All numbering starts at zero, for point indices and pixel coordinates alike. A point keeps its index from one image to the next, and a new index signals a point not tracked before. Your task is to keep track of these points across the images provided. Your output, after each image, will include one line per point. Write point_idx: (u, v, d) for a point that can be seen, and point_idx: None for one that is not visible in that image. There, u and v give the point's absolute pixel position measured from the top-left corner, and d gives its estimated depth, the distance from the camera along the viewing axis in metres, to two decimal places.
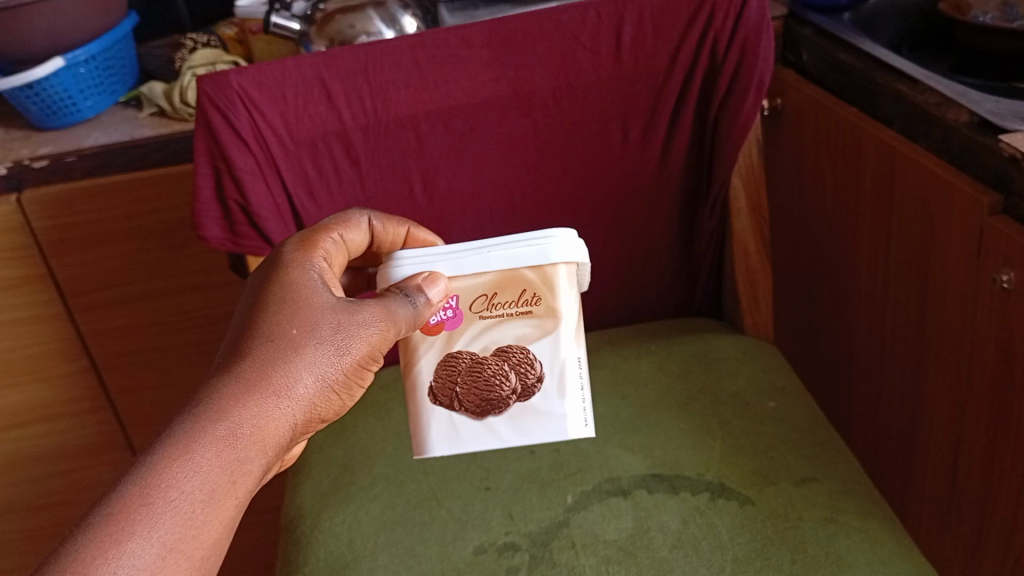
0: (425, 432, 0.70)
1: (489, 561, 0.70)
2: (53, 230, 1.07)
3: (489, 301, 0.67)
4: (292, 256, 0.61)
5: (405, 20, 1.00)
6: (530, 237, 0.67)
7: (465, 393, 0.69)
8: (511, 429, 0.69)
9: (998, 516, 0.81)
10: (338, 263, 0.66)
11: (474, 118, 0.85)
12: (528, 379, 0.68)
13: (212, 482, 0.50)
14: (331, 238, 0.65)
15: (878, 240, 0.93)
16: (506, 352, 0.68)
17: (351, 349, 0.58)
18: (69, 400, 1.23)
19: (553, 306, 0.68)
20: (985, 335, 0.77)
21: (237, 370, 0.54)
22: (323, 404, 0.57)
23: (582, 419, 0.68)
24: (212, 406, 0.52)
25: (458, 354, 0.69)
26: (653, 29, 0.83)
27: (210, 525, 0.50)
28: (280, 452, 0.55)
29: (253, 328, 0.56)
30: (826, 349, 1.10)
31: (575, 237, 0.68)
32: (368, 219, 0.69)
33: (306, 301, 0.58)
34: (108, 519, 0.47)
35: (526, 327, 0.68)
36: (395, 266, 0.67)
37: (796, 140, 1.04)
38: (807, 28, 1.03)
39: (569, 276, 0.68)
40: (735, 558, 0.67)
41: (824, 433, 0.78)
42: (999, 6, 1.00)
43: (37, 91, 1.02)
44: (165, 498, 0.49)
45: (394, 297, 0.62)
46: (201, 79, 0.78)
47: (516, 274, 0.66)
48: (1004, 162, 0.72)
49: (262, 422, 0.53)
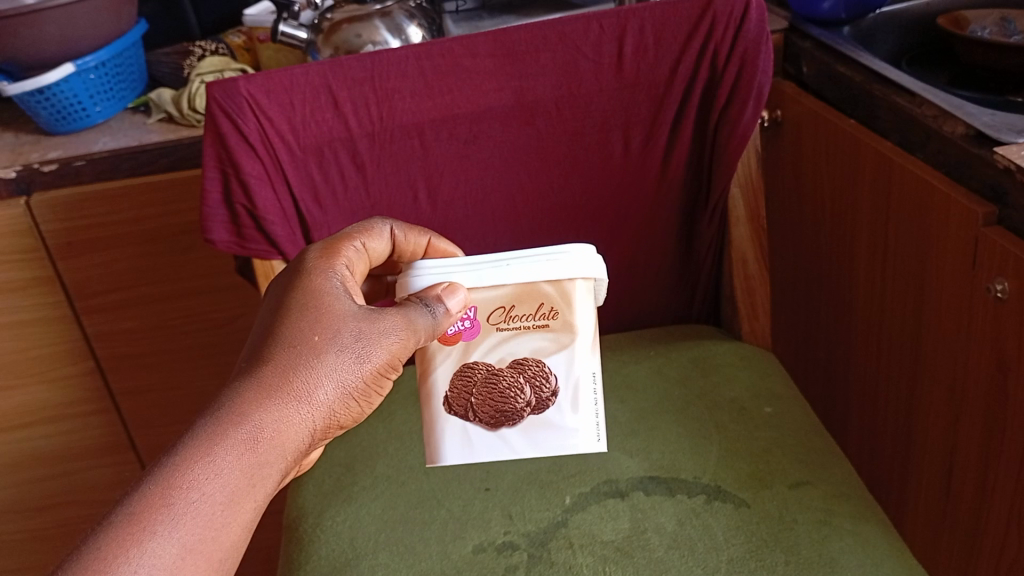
0: (438, 441, 0.71)
1: (487, 559, 0.71)
2: (61, 233, 1.09)
3: (506, 313, 0.69)
4: (315, 263, 0.62)
5: (410, 30, 1.01)
6: (547, 251, 0.68)
7: (479, 403, 0.70)
8: (524, 442, 0.70)
9: (992, 522, 0.82)
10: (360, 270, 0.67)
11: (478, 126, 0.86)
12: (543, 392, 0.69)
13: (232, 485, 0.51)
14: (353, 245, 0.66)
15: (875, 250, 0.94)
16: (521, 364, 0.70)
17: (371, 357, 0.59)
18: (73, 402, 1.24)
19: (570, 320, 0.69)
20: (980, 343, 0.78)
21: (259, 373, 0.55)
22: (342, 410, 0.58)
23: (595, 434, 0.69)
24: (233, 409, 0.53)
25: (474, 365, 0.70)
26: (654, 41, 0.84)
27: (229, 527, 0.51)
28: (299, 457, 0.56)
29: (275, 333, 0.57)
30: (823, 357, 1.11)
31: (592, 253, 0.69)
32: (390, 228, 0.70)
33: (328, 308, 0.59)
34: (130, 518, 0.48)
35: (542, 340, 0.70)
36: (414, 275, 0.67)
37: (795, 152, 1.06)
38: (807, 41, 1.05)
39: (586, 291, 0.69)
40: (730, 559, 0.68)
41: (820, 439, 0.79)
42: (997, 20, 1.02)
43: (47, 96, 1.04)
44: (186, 499, 0.50)
45: (415, 307, 0.62)
46: (211, 85, 0.79)
47: (534, 287, 0.68)
48: (1000, 174, 0.73)
49: (283, 426, 0.54)
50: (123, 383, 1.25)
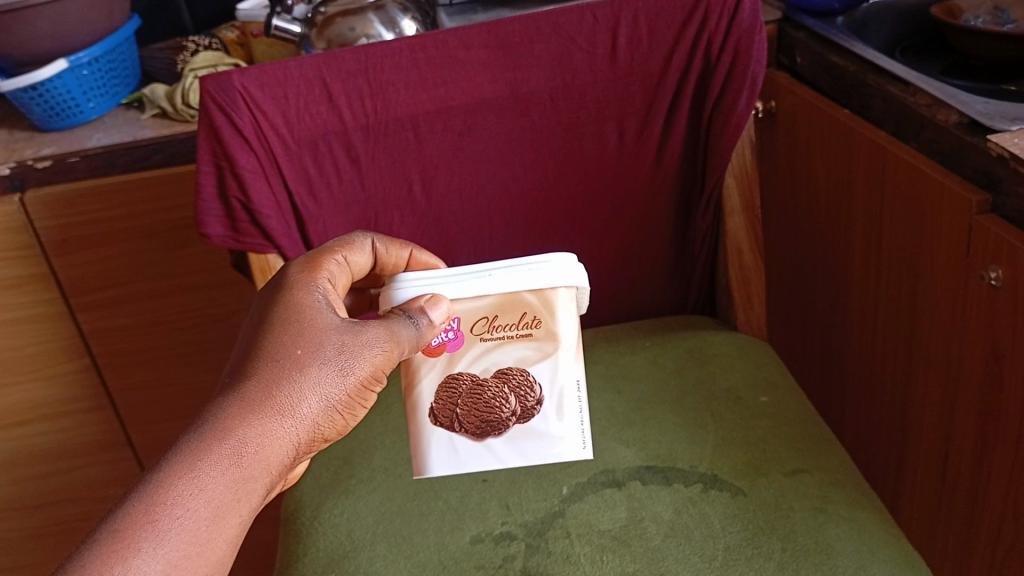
0: (424, 453, 0.71)
1: (485, 550, 0.71)
2: (56, 229, 1.08)
3: (490, 324, 0.69)
4: (297, 277, 0.62)
5: (404, 23, 1.01)
6: (529, 261, 0.68)
7: (465, 414, 0.70)
8: (509, 451, 0.70)
9: (988, 509, 0.82)
10: (342, 284, 0.67)
11: (472, 118, 0.86)
12: (528, 401, 0.69)
13: (216, 500, 0.51)
14: (335, 260, 0.66)
15: (869, 239, 0.94)
16: (506, 374, 0.70)
17: (356, 370, 0.58)
18: (69, 399, 1.24)
19: (553, 329, 0.69)
20: (974, 332, 0.79)
21: (242, 388, 0.55)
22: (326, 423, 0.58)
23: (580, 442, 0.69)
24: (217, 425, 0.53)
25: (458, 376, 0.70)
26: (648, 31, 0.84)
27: (214, 543, 0.51)
28: (284, 471, 0.56)
29: (258, 348, 0.57)
30: (819, 346, 1.11)
31: (573, 261, 0.70)
32: (371, 241, 0.70)
33: (311, 321, 0.59)
34: (114, 535, 0.48)
35: (526, 349, 0.70)
36: (397, 288, 0.67)
37: (789, 142, 1.06)
38: (801, 32, 1.05)
39: (568, 299, 0.69)
40: (726, 547, 0.68)
41: (816, 427, 0.79)
42: (991, 10, 1.02)
43: (41, 92, 1.04)
44: (171, 515, 0.50)
45: (398, 319, 0.62)
46: (204, 79, 0.79)
47: (517, 297, 0.68)
48: (993, 161, 0.74)
49: (266, 441, 0.54)
50: (120, 378, 1.25)
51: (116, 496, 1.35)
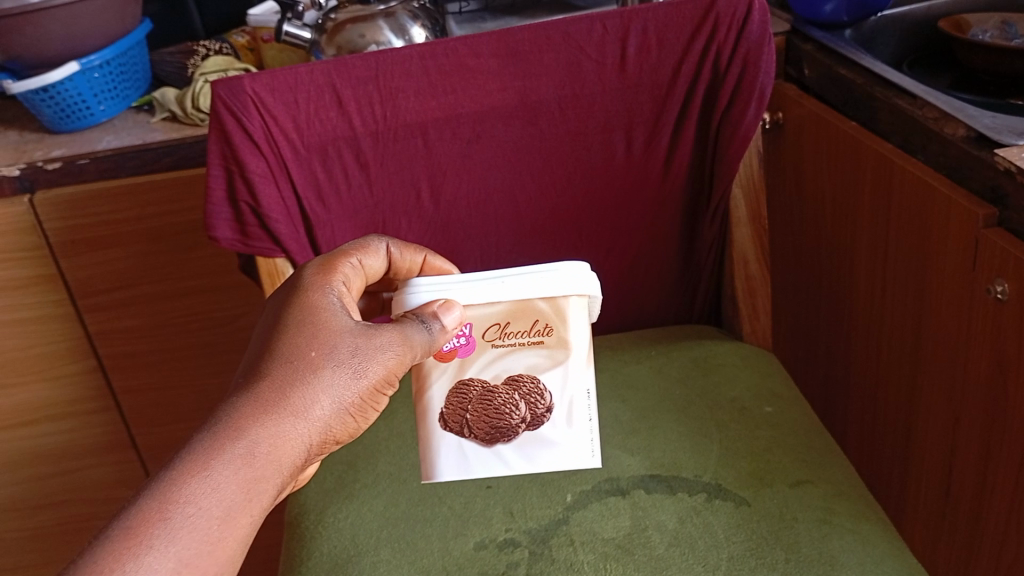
0: (433, 457, 0.71)
1: (489, 556, 0.71)
2: (65, 230, 1.09)
3: (502, 330, 0.69)
4: (312, 279, 0.62)
5: (414, 31, 1.02)
6: (541, 267, 0.68)
7: (475, 420, 0.70)
8: (518, 457, 0.71)
9: (993, 522, 0.82)
10: (356, 287, 0.67)
11: (481, 126, 0.86)
12: (538, 409, 0.70)
13: (228, 499, 0.52)
14: (349, 263, 0.66)
15: (876, 251, 0.94)
16: (517, 381, 0.70)
17: (368, 373, 0.59)
18: (74, 400, 1.24)
19: (564, 337, 0.69)
20: (981, 345, 0.79)
21: (256, 389, 0.55)
22: (338, 426, 0.58)
23: (589, 450, 0.69)
24: (230, 424, 0.53)
25: (469, 381, 0.70)
26: (657, 42, 0.84)
27: (225, 542, 0.51)
28: (295, 472, 0.56)
29: (272, 349, 0.57)
30: (824, 356, 1.11)
31: (585, 269, 0.69)
32: (386, 245, 0.70)
33: (325, 324, 0.59)
34: (127, 532, 0.48)
35: (537, 357, 0.70)
36: (409, 293, 0.66)
37: (796, 154, 1.06)
38: (809, 44, 1.05)
39: (580, 308, 0.69)
40: (730, 557, 0.68)
41: (820, 439, 0.79)
42: (999, 24, 1.03)
43: (52, 94, 1.04)
44: (183, 513, 0.50)
45: (411, 323, 0.62)
46: (215, 84, 0.79)
47: (529, 305, 0.68)
48: (1000, 175, 0.74)
49: (279, 442, 0.54)
50: (126, 380, 1.25)
51: (120, 498, 1.36)
